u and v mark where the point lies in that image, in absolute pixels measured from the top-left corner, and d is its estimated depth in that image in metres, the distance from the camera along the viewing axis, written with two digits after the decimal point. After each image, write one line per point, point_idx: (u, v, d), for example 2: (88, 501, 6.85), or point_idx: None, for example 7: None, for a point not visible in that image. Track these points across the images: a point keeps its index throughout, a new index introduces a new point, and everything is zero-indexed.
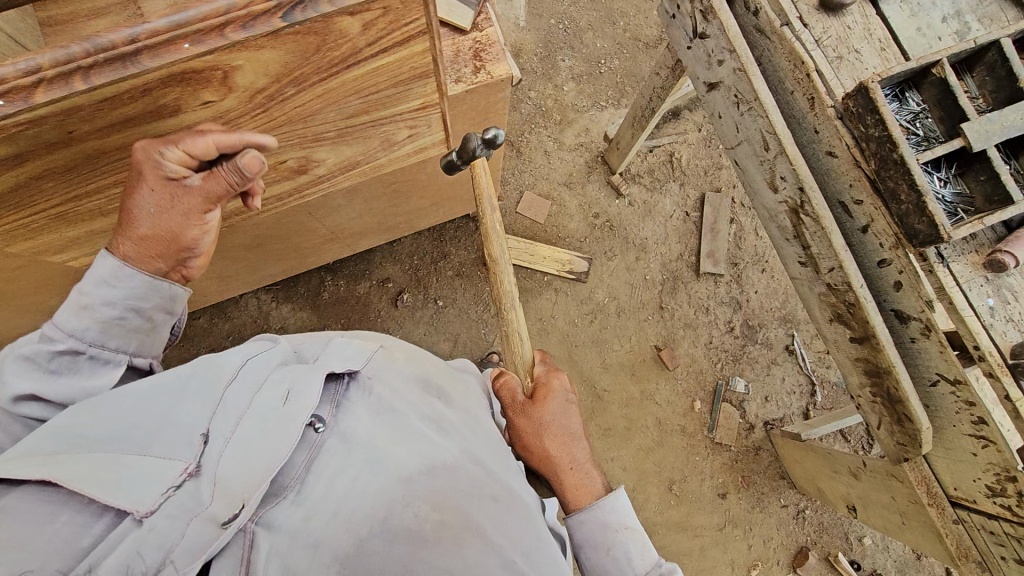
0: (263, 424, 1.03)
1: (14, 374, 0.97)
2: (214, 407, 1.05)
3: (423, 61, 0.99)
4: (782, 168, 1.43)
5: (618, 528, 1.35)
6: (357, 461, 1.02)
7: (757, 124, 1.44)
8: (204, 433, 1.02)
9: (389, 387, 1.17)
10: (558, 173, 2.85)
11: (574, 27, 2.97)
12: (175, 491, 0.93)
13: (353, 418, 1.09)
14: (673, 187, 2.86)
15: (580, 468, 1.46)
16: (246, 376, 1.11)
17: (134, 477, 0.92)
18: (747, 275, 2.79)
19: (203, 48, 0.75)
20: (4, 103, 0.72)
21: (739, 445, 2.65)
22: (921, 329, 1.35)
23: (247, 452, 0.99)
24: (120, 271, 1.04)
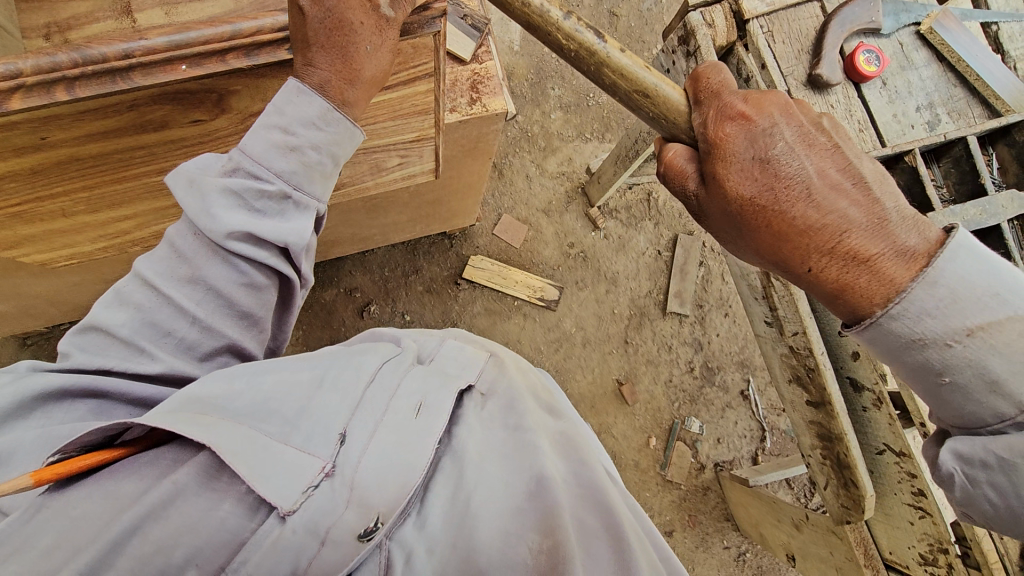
0: (397, 431, 0.87)
1: (220, 207, 0.77)
2: (353, 407, 0.88)
3: (425, 100, 1.01)
4: None
5: (951, 341, 0.73)
6: (473, 484, 0.87)
7: None
8: (342, 432, 0.85)
9: (506, 399, 1.02)
10: (537, 199, 2.87)
11: None
12: (315, 492, 0.78)
13: (469, 433, 0.96)
14: (648, 225, 2.92)
15: (845, 239, 0.75)
16: (381, 376, 0.94)
17: (277, 465, 0.77)
18: (710, 318, 2.87)
19: (200, 72, 0.75)
20: None
21: (688, 484, 2.70)
22: (873, 400, 1.43)
23: (384, 459, 0.84)
24: (329, 114, 0.79)
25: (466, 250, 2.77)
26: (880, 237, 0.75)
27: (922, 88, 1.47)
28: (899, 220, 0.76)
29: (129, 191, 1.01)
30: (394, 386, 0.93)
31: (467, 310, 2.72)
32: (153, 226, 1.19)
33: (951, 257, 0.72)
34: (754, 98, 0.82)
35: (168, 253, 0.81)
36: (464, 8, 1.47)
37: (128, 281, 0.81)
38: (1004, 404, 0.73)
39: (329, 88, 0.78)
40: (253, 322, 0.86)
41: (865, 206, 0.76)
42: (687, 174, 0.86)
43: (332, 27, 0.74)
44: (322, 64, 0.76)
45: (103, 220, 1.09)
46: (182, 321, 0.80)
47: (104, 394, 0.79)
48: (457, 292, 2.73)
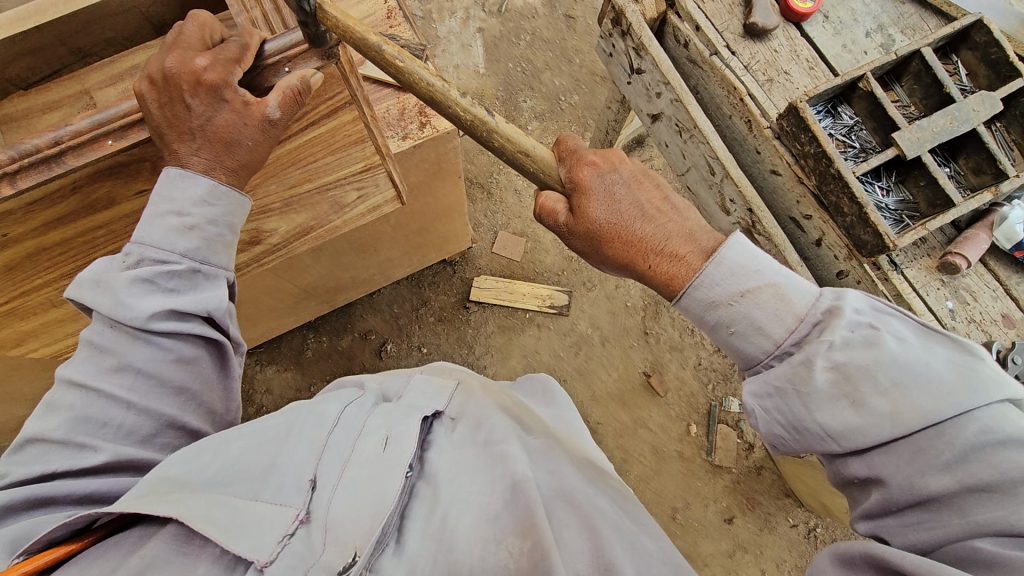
0: (365, 468, 0.93)
1: (134, 297, 0.84)
2: (320, 453, 0.95)
3: (356, 128, 1.05)
4: (729, 191, 1.47)
5: (731, 302, 0.99)
6: (446, 500, 0.92)
7: (700, 150, 1.49)
8: (312, 479, 0.91)
9: (477, 422, 1.09)
10: (529, 210, 2.89)
11: (533, 68, 3.09)
12: (290, 540, 0.81)
13: (441, 455, 1.01)
14: None
15: (664, 246, 1.07)
16: (344, 420, 1.03)
17: (246, 519, 0.80)
18: None
19: (125, 143, 0.82)
20: None
21: (739, 465, 2.59)
22: None
23: (354, 496, 0.88)
24: (214, 188, 0.89)
25: (469, 272, 2.80)
26: (687, 242, 1.07)
27: (868, 13, 1.43)
28: (701, 231, 1.09)
29: None
30: (361, 426, 1.01)
31: (481, 331, 2.73)
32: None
33: (734, 251, 0.99)
34: (604, 152, 1.13)
35: (91, 353, 0.87)
36: (399, 40, 1.53)
37: (55, 391, 0.86)
38: (767, 343, 0.98)
39: (212, 173, 0.88)
40: (190, 396, 0.93)
41: (680, 224, 1.09)
42: (557, 211, 1.12)
43: (214, 129, 0.84)
44: (202, 153, 0.86)
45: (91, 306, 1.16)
46: (117, 409, 0.85)
47: (53, 499, 0.80)
48: (467, 315, 2.74)
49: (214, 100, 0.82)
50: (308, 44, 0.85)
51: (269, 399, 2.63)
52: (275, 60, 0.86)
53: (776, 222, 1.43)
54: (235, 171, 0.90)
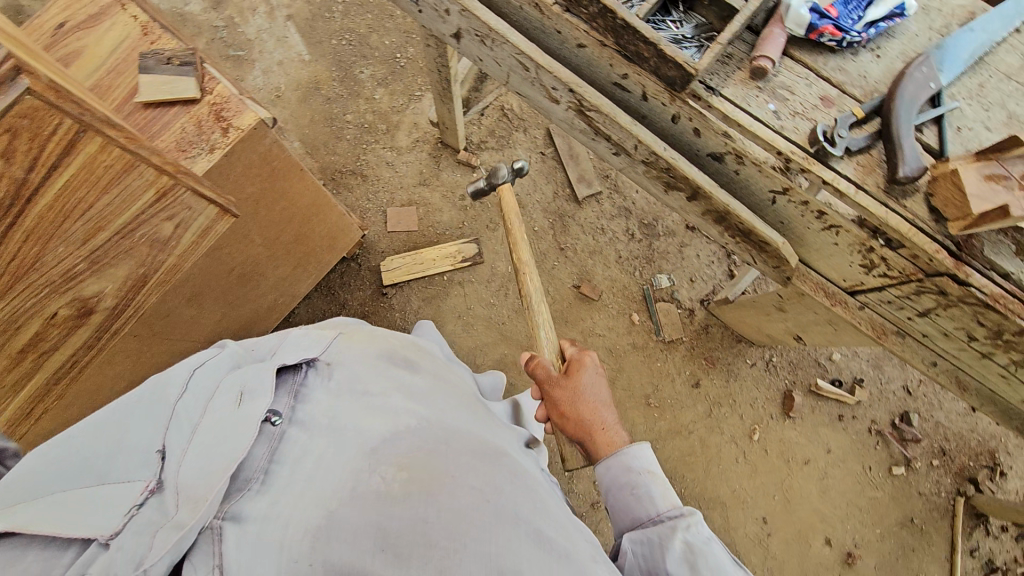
0: (220, 426, 0.95)
1: None
2: (166, 424, 0.98)
3: (113, 154, 0.97)
4: (548, 80, 1.47)
5: None
6: (317, 446, 0.97)
7: (507, 51, 1.47)
8: (160, 449, 0.94)
9: (350, 370, 1.13)
10: (409, 176, 2.82)
11: (358, 37, 2.98)
12: (139, 509, 0.85)
13: (312, 404, 1.05)
14: (519, 136, 2.89)
15: (596, 435, 1.57)
16: (194, 388, 1.05)
17: (93, 505, 0.83)
18: (622, 180, 2.84)
19: None
20: None
21: (688, 333, 2.69)
22: (735, 159, 1.38)
23: (204, 454, 0.91)
24: None
25: (375, 259, 2.74)
26: (613, 431, 1.59)
27: None
28: (614, 424, 1.61)
29: None
30: (215, 391, 1.03)
31: (408, 310, 2.69)
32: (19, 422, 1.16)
33: (642, 457, 1.45)
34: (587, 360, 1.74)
35: None
36: (165, 52, 1.43)
37: None
38: None
39: None
40: None
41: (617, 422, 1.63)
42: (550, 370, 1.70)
43: None
44: None
45: None
46: None
47: None
48: (389, 301, 2.69)
49: None
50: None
51: None
52: None
53: (600, 93, 1.45)
54: None
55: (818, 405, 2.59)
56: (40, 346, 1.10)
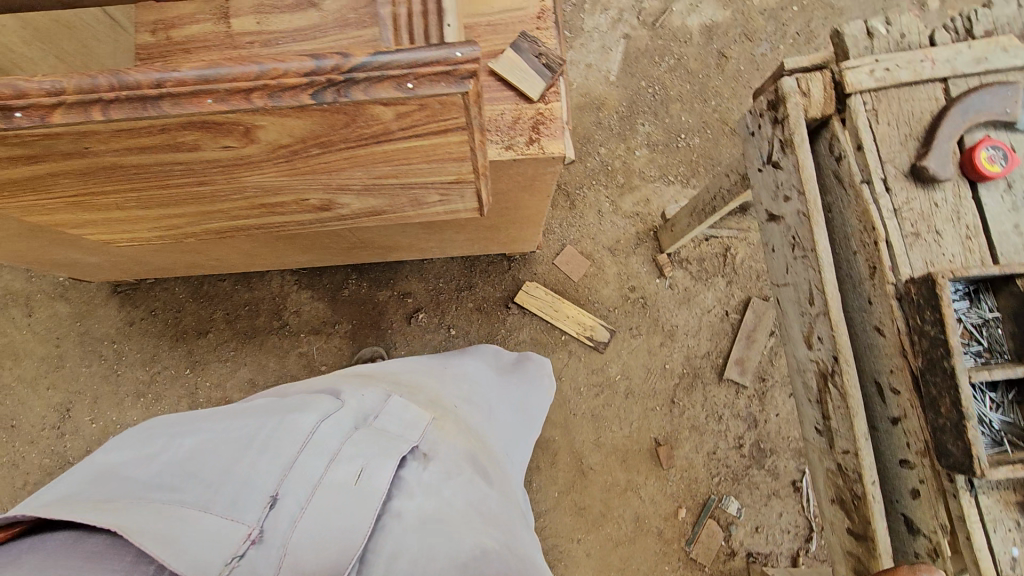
0: (336, 496, 1.14)
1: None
2: (283, 473, 1.13)
3: (459, 149, 0.95)
4: (820, 329, 1.33)
5: None
6: (412, 541, 1.12)
7: (807, 274, 1.35)
8: (272, 495, 1.10)
9: (444, 470, 1.29)
10: (606, 236, 2.76)
11: (664, 94, 2.88)
12: (239, 560, 1.01)
13: (412, 496, 1.21)
14: (718, 283, 2.70)
15: None
16: (316, 436, 1.23)
17: (202, 532, 1.00)
18: (772, 394, 2.62)
19: (224, 107, 0.74)
20: (23, 115, 0.73)
21: (713, 567, 2.50)
22: (929, 549, 1.21)
23: (313, 524, 1.09)
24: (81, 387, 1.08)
25: (523, 274, 2.72)
26: None
27: None
28: None
29: (176, 198, 1.05)
30: (334, 452, 1.21)
31: (513, 336, 2.67)
32: (208, 226, 1.27)
33: None
34: None
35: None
36: (540, 47, 1.44)
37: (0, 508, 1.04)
38: None
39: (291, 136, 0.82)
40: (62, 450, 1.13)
41: None
42: None
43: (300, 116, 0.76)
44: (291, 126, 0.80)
45: (153, 216, 1.15)
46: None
47: None
48: (505, 316, 2.68)
49: (310, 96, 0.74)
50: (437, 69, 0.73)
51: (295, 321, 2.69)
52: (400, 71, 0.73)
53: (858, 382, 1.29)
54: (310, 141, 0.85)
55: None
56: (276, 207, 1.16)
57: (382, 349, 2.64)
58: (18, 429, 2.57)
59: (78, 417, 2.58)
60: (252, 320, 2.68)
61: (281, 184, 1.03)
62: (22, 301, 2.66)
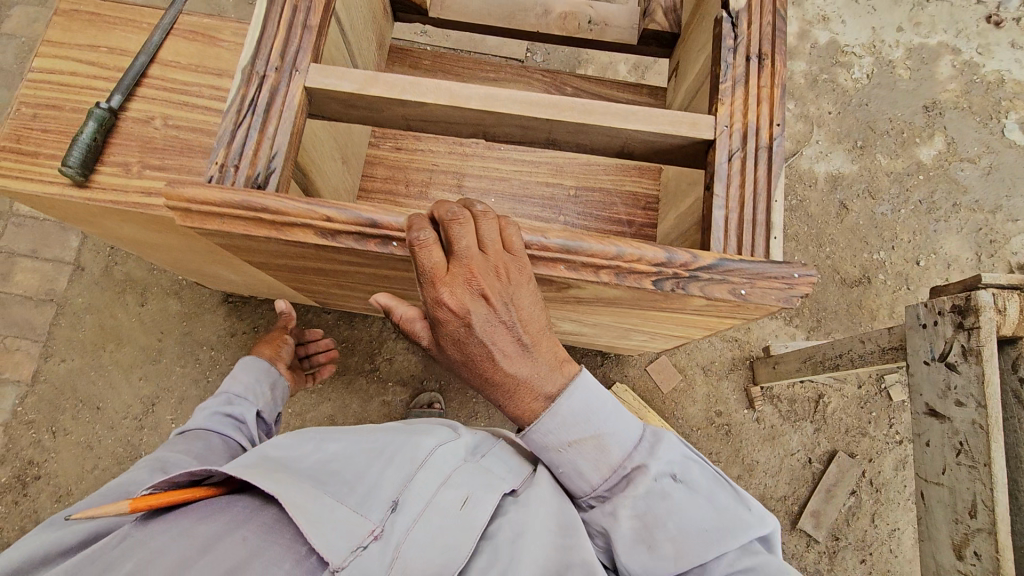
0: (441, 516, 1.19)
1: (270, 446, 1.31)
2: (404, 483, 1.23)
3: (725, 318, 1.15)
4: (980, 544, 1.32)
5: None
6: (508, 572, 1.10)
7: (973, 486, 1.35)
8: (393, 501, 1.20)
9: (544, 504, 1.25)
10: (702, 354, 2.77)
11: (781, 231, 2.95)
12: (361, 551, 1.11)
13: (508, 527, 1.20)
14: (806, 427, 2.69)
15: None
16: (434, 457, 1.30)
17: (335, 526, 1.11)
18: (842, 555, 2.56)
19: (582, 271, 0.98)
20: (426, 241, 0.96)
21: None
22: None
23: (423, 535, 1.16)
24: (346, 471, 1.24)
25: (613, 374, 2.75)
26: None
27: None
28: None
29: None
30: (447, 475, 1.27)
31: None
32: (410, 293, 1.46)
33: None
34: None
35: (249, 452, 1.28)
36: None
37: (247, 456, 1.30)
38: None
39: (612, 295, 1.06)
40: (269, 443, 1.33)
41: None
42: None
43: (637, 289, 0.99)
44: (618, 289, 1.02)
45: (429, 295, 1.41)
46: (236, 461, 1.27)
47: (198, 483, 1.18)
48: None
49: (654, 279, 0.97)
50: (780, 281, 0.96)
51: (386, 368, 2.73)
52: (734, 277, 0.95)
53: None
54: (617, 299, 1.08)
55: None
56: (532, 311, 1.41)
57: (464, 415, 2.68)
58: (102, 413, 2.60)
59: (160, 414, 2.62)
60: (345, 357, 2.72)
61: (556, 305, 1.28)
62: (136, 289, 2.72)
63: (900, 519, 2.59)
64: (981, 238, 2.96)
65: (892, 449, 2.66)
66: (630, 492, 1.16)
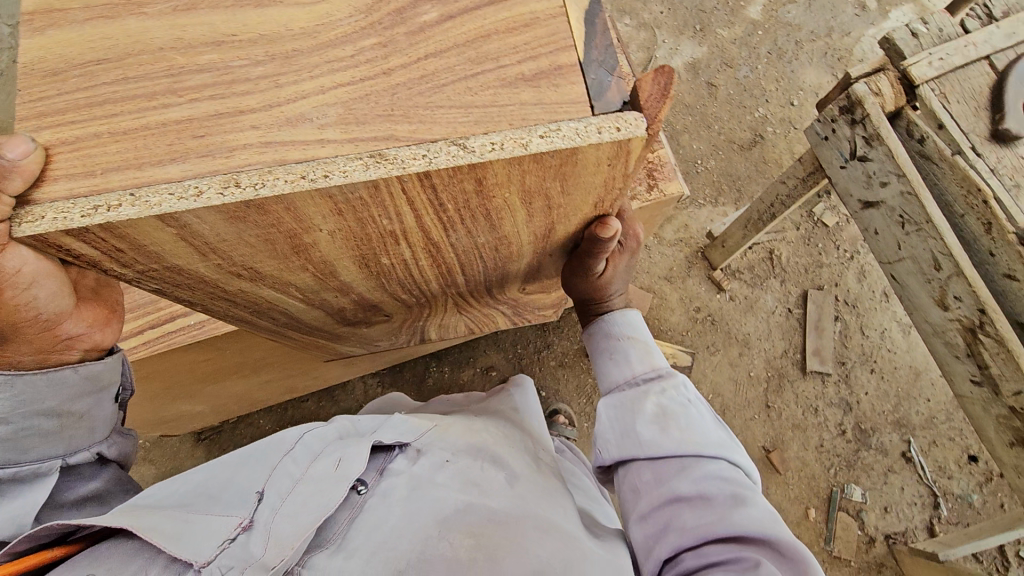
0: (315, 482, 1.18)
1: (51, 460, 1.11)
2: (270, 473, 1.24)
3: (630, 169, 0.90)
4: (956, 289, 1.46)
5: None
6: (393, 517, 1.15)
7: (928, 245, 1.48)
8: (259, 492, 1.19)
9: (434, 456, 1.33)
10: (658, 267, 2.87)
11: (671, 129, 3.10)
12: (230, 543, 1.07)
13: (394, 480, 1.26)
14: (774, 284, 2.84)
15: None
16: (300, 444, 1.33)
17: (186, 534, 1.04)
18: (855, 375, 2.71)
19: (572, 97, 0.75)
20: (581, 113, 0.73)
21: (859, 560, 2.47)
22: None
23: (297, 501, 1.14)
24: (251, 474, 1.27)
25: None
26: None
27: None
28: None
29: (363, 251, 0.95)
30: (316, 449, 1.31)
31: None
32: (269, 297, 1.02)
33: None
34: None
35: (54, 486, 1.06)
36: None
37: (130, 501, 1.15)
38: None
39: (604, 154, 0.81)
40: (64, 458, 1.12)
41: None
42: None
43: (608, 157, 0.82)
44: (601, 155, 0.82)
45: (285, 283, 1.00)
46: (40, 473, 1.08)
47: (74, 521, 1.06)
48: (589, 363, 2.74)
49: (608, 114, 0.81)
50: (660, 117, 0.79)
51: None
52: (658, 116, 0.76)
53: (1008, 327, 1.41)
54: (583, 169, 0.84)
55: None
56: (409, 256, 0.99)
57: None
58: None
59: None
60: None
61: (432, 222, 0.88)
62: None
63: (885, 320, 2.78)
64: (831, 60, 3.24)
65: (849, 266, 2.86)
66: (629, 334, 1.36)
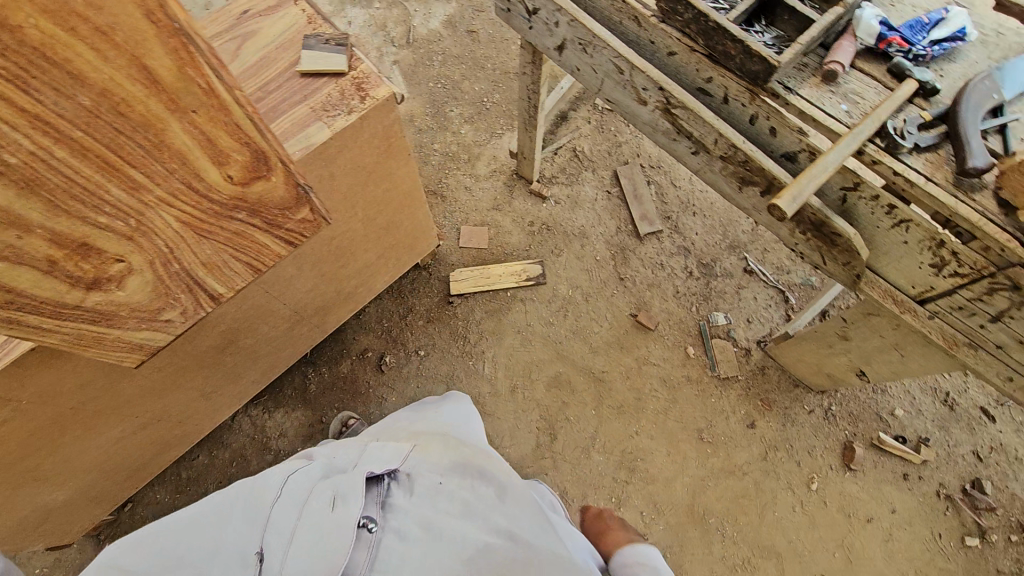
0: (317, 525, 1.19)
1: None
2: (262, 527, 1.21)
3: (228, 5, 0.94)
4: (640, 81, 1.68)
5: None
6: (406, 560, 1.19)
7: (606, 55, 1.71)
8: (257, 551, 1.17)
9: (425, 486, 1.37)
10: (483, 202, 3.04)
11: (452, 82, 3.30)
12: None
13: (398, 515, 1.29)
14: (587, 175, 3.08)
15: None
16: (287, 488, 1.31)
17: None
18: (682, 222, 2.98)
19: None
20: None
21: (744, 371, 2.69)
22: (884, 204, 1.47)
23: (302, 554, 1.14)
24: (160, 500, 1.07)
25: (444, 271, 2.91)
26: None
27: None
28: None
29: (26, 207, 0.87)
30: (306, 492, 1.29)
31: (471, 321, 2.81)
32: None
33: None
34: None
35: None
36: (325, 35, 1.71)
37: None
38: None
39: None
40: None
41: None
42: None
43: None
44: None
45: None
46: None
47: None
48: (453, 310, 2.83)
49: None
50: None
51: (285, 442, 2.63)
52: None
53: (686, 93, 1.64)
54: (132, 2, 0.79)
55: (879, 459, 2.51)
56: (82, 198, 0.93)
57: (375, 407, 2.67)
58: None
59: None
60: (246, 469, 2.58)
61: None
62: None
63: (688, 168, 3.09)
64: None
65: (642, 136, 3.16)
66: None
